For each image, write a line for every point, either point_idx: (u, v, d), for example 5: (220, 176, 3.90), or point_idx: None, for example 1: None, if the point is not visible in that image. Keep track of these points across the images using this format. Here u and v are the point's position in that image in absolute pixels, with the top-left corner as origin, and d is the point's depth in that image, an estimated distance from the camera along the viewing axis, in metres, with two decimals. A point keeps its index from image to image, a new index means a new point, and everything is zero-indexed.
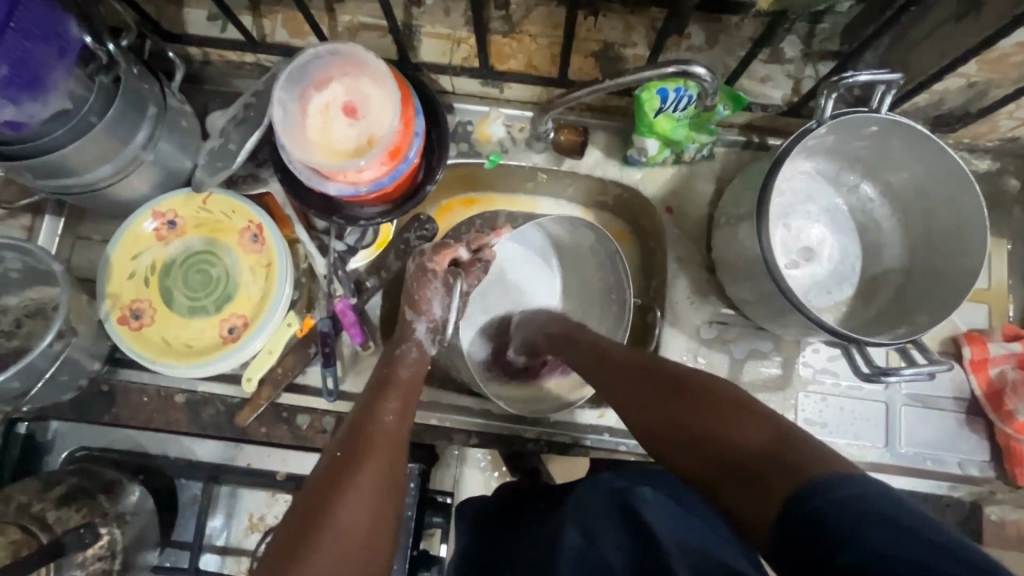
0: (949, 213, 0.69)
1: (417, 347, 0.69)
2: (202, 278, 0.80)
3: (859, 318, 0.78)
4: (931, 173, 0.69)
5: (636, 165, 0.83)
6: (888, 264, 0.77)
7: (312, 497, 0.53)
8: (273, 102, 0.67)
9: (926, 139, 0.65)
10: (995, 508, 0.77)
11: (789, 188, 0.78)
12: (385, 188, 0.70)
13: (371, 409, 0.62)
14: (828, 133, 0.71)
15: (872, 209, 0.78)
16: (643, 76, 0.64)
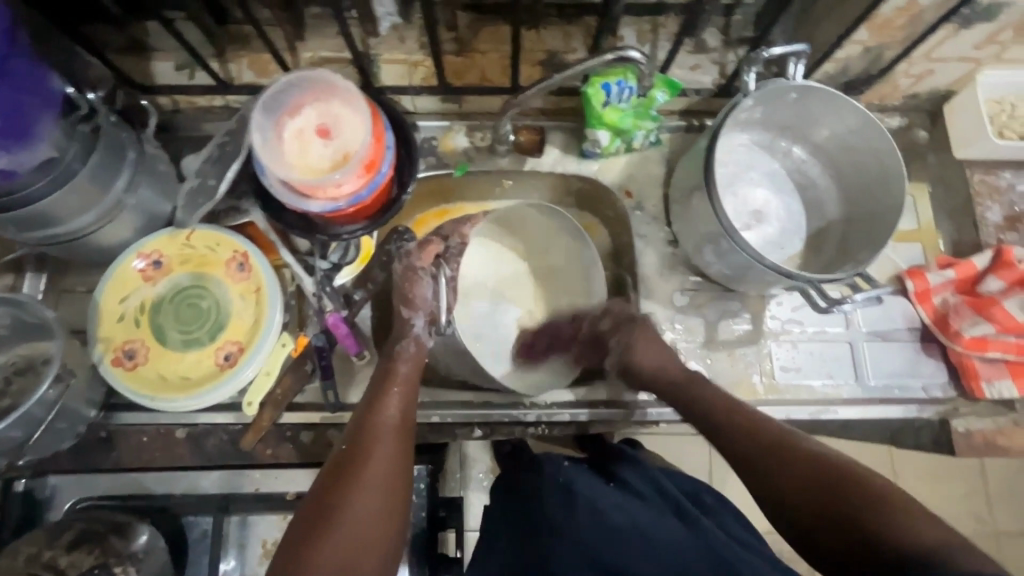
0: (869, 159, 0.78)
1: (417, 344, 0.71)
2: (192, 312, 0.80)
3: (812, 266, 0.85)
4: (848, 128, 0.78)
5: (593, 157, 0.91)
6: (830, 217, 0.86)
7: (325, 481, 0.57)
8: (252, 131, 0.72)
9: (838, 98, 0.74)
10: (962, 421, 0.84)
11: (731, 161, 0.87)
12: (363, 201, 0.75)
13: (375, 403, 0.64)
14: (755, 105, 0.80)
15: (806, 168, 0.87)
16: (584, 67, 0.73)
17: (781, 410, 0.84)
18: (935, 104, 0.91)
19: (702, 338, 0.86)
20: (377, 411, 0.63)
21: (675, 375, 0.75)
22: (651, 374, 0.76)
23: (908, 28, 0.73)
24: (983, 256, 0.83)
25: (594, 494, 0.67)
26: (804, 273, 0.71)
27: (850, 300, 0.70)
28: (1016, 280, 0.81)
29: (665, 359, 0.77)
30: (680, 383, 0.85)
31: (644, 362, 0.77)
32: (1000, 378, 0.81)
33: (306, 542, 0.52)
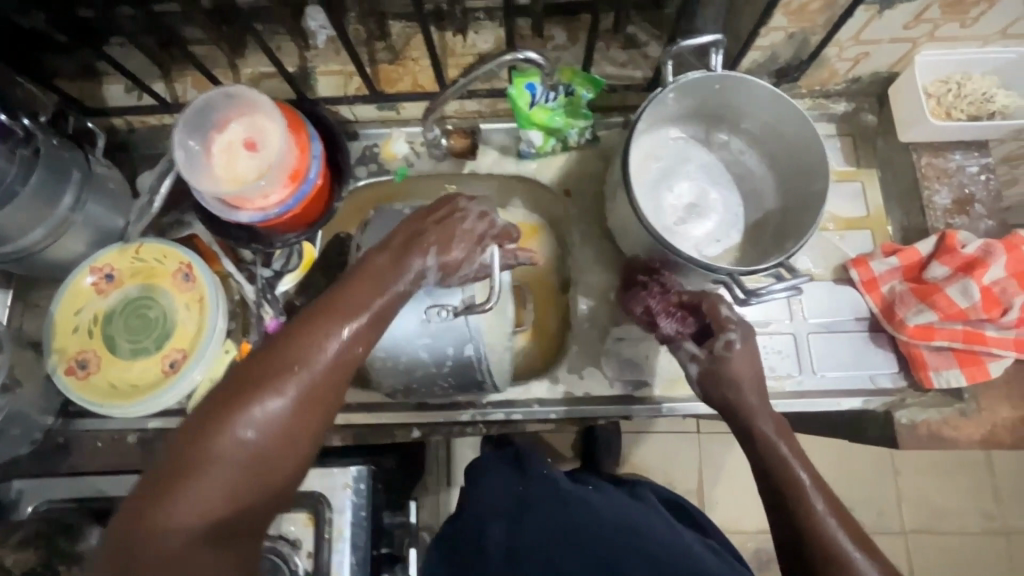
0: (796, 148, 0.77)
1: (401, 288, 0.63)
2: (141, 322, 0.84)
3: (750, 258, 0.84)
4: (774, 117, 0.77)
5: (530, 157, 0.92)
6: (768, 207, 0.84)
7: (239, 395, 0.54)
8: (177, 147, 0.75)
9: (757, 86, 0.73)
10: (905, 412, 0.81)
11: (665, 155, 0.86)
12: (292, 209, 0.78)
13: (326, 329, 0.58)
14: (679, 98, 0.79)
15: (744, 159, 0.86)
16: (481, 70, 0.73)
17: None
18: (881, 87, 0.88)
19: (640, 333, 0.87)
20: (312, 338, 0.57)
21: (761, 429, 0.68)
22: (737, 409, 0.69)
23: (826, 12, 0.72)
24: (928, 241, 0.80)
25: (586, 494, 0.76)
26: (723, 267, 0.71)
27: (762, 292, 0.68)
28: (961, 265, 0.77)
29: (761, 393, 0.69)
30: (616, 380, 0.86)
31: (746, 396, 0.68)
32: (949, 368, 0.77)
33: (198, 450, 0.51)
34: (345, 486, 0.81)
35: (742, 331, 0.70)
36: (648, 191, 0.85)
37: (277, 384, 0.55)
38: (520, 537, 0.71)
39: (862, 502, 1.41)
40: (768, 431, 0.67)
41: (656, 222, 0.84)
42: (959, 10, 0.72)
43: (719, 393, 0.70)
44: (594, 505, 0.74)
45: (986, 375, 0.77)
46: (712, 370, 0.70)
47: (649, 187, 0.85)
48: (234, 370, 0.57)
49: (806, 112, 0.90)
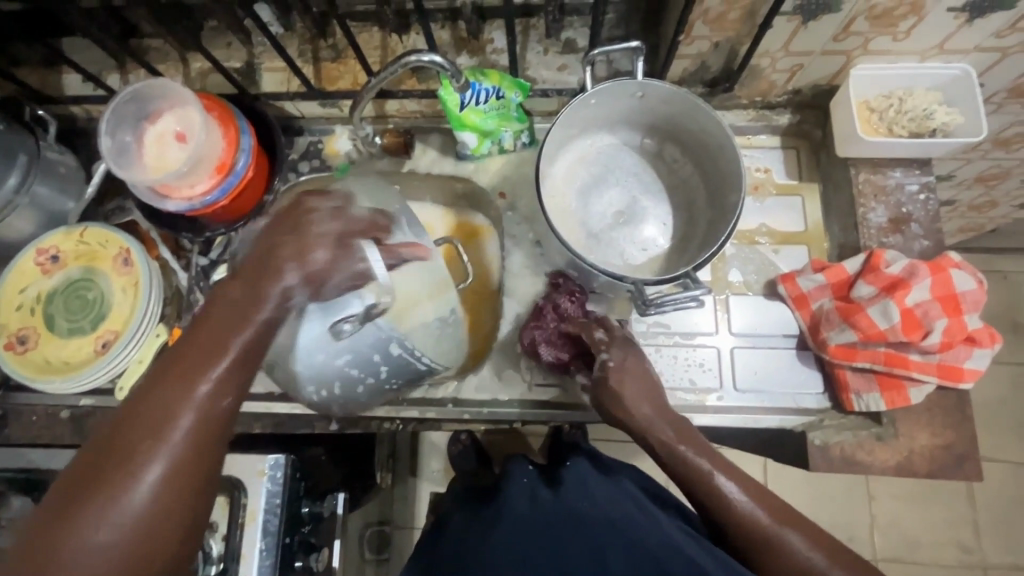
0: (721, 158, 0.77)
1: (269, 314, 0.55)
2: (80, 302, 0.88)
3: (675, 267, 0.83)
4: (700, 125, 0.76)
5: (468, 159, 0.93)
6: (699, 218, 0.83)
7: (103, 471, 0.50)
8: (109, 137, 0.78)
9: (678, 94, 0.73)
10: (819, 433, 0.78)
11: (597, 163, 0.87)
12: (219, 200, 0.81)
13: (187, 384, 0.52)
14: (605, 105, 0.79)
15: (678, 167, 0.86)
16: (384, 74, 0.75)
17: None
18: (825, 100, 0.86)
19: None
20: (164, 407, 0.52)
21: (660, 439, 0.68)
22: (633, 427, 0.69)
23: (746, 22, 0.71)
24: (856, 260, 0.78)
25: (549, 495, 0.72)
26: (632, 276, 0.71)
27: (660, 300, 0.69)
28: (886, 285, 0.75)
29: (652, 403, 0.70)
30: (535, 385, 0.86)
31: (637, 409, 0.69)
32: (869, 390, 0.75)
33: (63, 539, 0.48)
34: (260, 473, 0.81)
35: (616, 355, 0.72)
36: (575, 197, 0.85)
37: (144, 464, 0.50)
38: (486, 541, 0.67)
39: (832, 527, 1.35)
40: (672, 433, 0.68)
41: (582, 227, 0.84)
42: (887, 23, 0.70)
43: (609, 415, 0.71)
44: (547, 499, 0.72)
45: (906, 401, 0.74)
46: (598, 396, 0.72)
47: (578, 194, 0.85)
48: (87, 453, 0.51)
49: (748, 122, 0.88)
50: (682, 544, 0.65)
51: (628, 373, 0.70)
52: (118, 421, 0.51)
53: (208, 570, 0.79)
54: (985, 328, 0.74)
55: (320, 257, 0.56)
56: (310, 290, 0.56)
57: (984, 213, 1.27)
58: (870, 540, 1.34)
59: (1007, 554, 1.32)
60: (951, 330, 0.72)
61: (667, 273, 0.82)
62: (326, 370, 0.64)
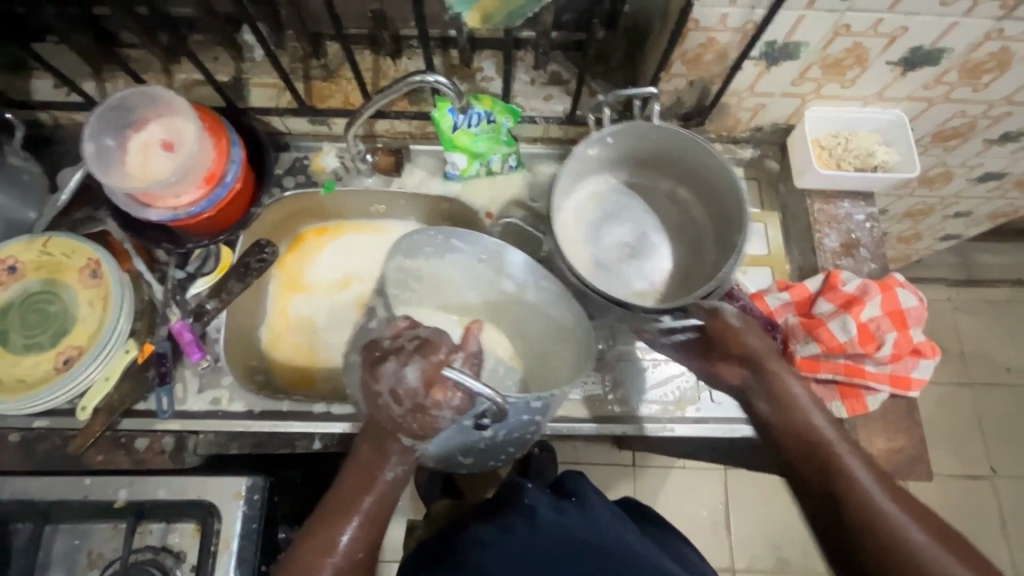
0: (728, 199, 0.82)
1: (395, 476, 0.64)
2: (39, 316, 0.82)
3: (677, 299, 0.87)
4: (707, 165, 0.82)
5: (455, 179, 0.95)
6: (705, 259, 0.88)
7: None
8: (92, 145, 0.76)
9: (685, 138, 0.80)
10: None
11: (609, 198, 0.92)
12: (205, 211, 0.79)
13: (333, 521, 0.62)
14: (616, 144, 0.85)
15: (689, 209, 0.91)
16: (392, 90, 0.78)
17: (621, 424, 0.84)
18: (782, 138, 0.95)
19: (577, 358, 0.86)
20: (327, 547, 0.61)
21: (751, 350, 0.72)
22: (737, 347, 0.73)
23: (721, 63, 0.79)
24: (815, 279, 0.86)
25: (558, 514, 0.72)
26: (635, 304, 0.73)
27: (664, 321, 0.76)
28: (843, 302, 0.82)
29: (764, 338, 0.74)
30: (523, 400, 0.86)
31: (790, 387, 0.69)
32: (831, 399, 0.82)
33: None
34: (236, 496, 0.77)
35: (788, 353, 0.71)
36: (590, 229, 0.90)
37: None
38: (490, 558, 0.67)
39: (788, 541, 1.43)
40: (756, 344, 0.73)
41: (592, 257, 0.88)
42: (837, 72, 0.80)
43: (749, 407, 0.72)
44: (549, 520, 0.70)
45: (864, 409, 0.81)
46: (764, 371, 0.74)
47: (592, 226, 0.90)
48: None
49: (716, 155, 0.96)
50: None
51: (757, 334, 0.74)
52: None
53: None
54: (927, 341, 0.83)
55: (419, 419, 0.62)
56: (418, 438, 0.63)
57: (910, 244, 1.43)
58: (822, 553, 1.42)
59: None
60: (899, 343, 0.81)
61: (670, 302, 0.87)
62: (496, 445, 0.71)
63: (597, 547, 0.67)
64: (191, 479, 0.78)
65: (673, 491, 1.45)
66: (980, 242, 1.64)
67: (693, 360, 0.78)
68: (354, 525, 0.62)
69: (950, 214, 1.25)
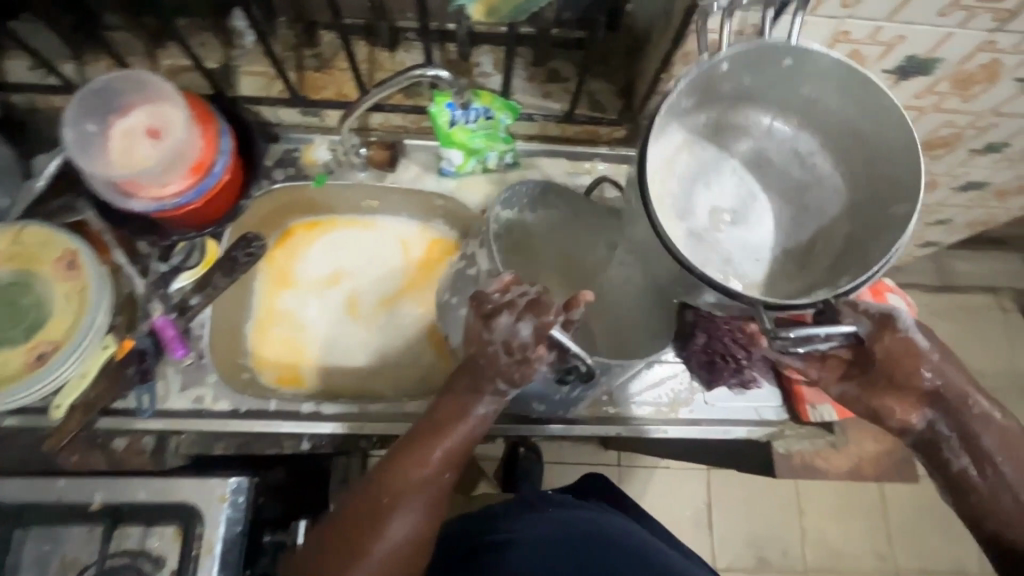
0: (881, 165, 0.67)
1: (484, 415, 0.65)
2: (10, 309, 0.78)
3: (780, 292, 0.71)
4: (865, 118, 0.65)
5: (450, 176, 0.94)
6: (840, 234, 0.71)
7: (357, 521, 0.63)
8: (73, 131, 0.73)
9: (840, 63, 0.61)
10: (782, 442, 0.85)
11: (697, 147, 0.73)
12: (192, 202, 0.76)
13: (416, 458, 0.64)
14: (744, 61, 0.64)
15: (816, 169, 0.73)
16: (391, 82, 0.76)
17: (615, 425, 0.84)
18: None
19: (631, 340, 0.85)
20: (412, 472, 0.63)
21: (962, 398, 0.61)
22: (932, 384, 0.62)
23: None
24: None
25: (586, 513, 0.75)
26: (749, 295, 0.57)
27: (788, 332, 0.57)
28: None
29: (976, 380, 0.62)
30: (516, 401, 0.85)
31: (984, 434, 0.62)
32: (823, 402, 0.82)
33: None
34: (221, 499, 0.74)
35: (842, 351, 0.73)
36: (680, 185, 0.71)
37: (393, 516, 0.63)
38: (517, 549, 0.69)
39: (770, 541, 1.45)
40: (961, 389, 0.62)
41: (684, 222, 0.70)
42: None
43: (937, 453, 0.64)
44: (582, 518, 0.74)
45: None
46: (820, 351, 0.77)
47: (682, 180, 0.72)
48: (345, 519, 0.64)
49: None
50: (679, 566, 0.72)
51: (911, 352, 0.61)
52: (352, 507, 0.64)
53: None
54: None
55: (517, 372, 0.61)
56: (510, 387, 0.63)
57: None
58: (802, 554, 1.44)
59: (919, 560, 1.45)
60: None
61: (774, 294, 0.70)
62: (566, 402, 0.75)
63: (617, 540, 0.71)
64: (173, 481, 0.75)
65: (658, 492, 1.45)
66: (956, 250, 1.69)
67: (832, 383, 0.66)
68: (447, 450, 0.64)
69: (932, 221, 1.28)
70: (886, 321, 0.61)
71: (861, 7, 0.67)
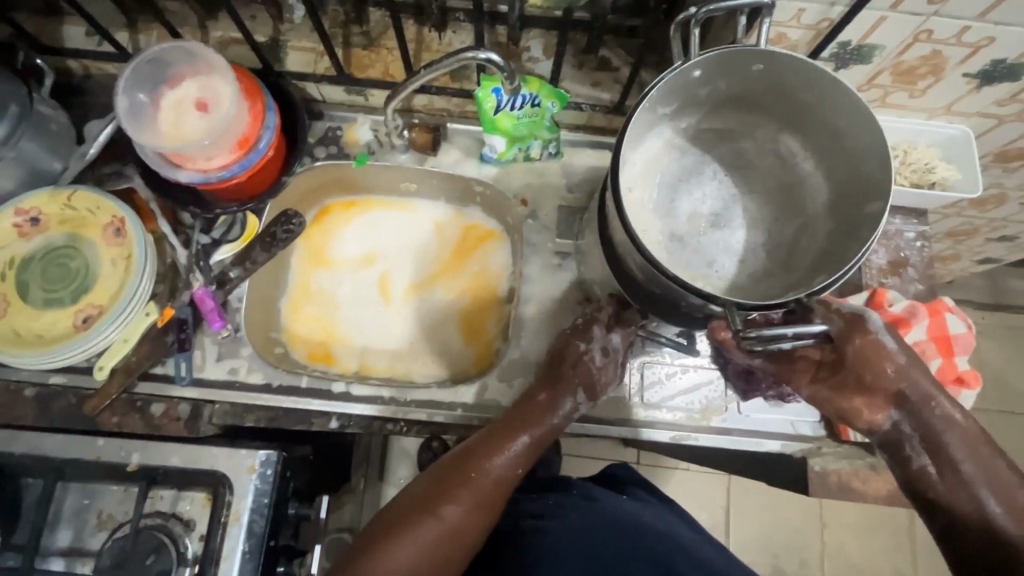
0: (862, 160, 0.71)
1: (562, 419, 0.74)
2: (60, 271, 0.80)
3: (761, 281, 0.81)
4: (848, 119, 0.69)
5: (491, 163, 0.92)
6: (817, 230, 0.80)
7: (433, 486, 0.70)
8: (126, 98, 0.74)
9: (814, 71, 0.66)
10: (819, 460, 0.82)
11: (686, 155, 0.84)
12: (236, 175, 0.76)
13: (493, 441, 0.72)
14: (714, 77, 0.72)
15: (800, 171, 0.82)
16: (443, 64, 0.75)
17: (644, 428, 0.82)
18: None
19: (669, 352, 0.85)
20: (489, 455, 0.71)
21: (913, 388, 0.63)
22: (891, 380, 0.63)
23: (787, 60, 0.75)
24: (860, 296, 0.82)
25: (617, 496, 0.77)
26: (721, 297, 0.62)
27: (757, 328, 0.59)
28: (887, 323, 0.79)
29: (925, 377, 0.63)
30: None
31: (947, 428, 0.62)
32: None
33: (393, 528, 0.67)
34: (250, 469, 0.76)
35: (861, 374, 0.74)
36: (662, 189, 0.83)
37: (464, 489, 0.69)
38: (551, 534, 0.70)
39: (788, 551, 1.41)
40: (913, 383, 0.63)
41: (666, 228, 0.81)
42: (908, 80, 0.76)
43: (898, 453, 0.64)
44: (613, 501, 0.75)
45: None
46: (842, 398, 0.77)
47: (665, 186, 0.83)
48: (424, 482, 0.71)
49: None
50: (713, 559, 0.72)
51: (869, 346, 0.63)
52: (433, 473, 0.71)
53: (183, 572, 0.74)
54: (971, 370, 0.80)
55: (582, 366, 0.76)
56: (591, 396, 0.76)
57: (948, 264, 1.38)
58: (821, 568, 1.41)
59: None
60: (942, 370, 0.78)
61: (756, 283, 0.80)
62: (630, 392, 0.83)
63: (650, 525, 0.72)
64: (207, 450, 0.76)
65: (677, 493, 1.43)
66: (1015, 267, 1.59)
67: (803, 384, 0.68)
68: (521, 443, 0.72)
69: (995, 238, 1.20)
70: (857, 320, 0.63)
71: (951, 4, 0.62)
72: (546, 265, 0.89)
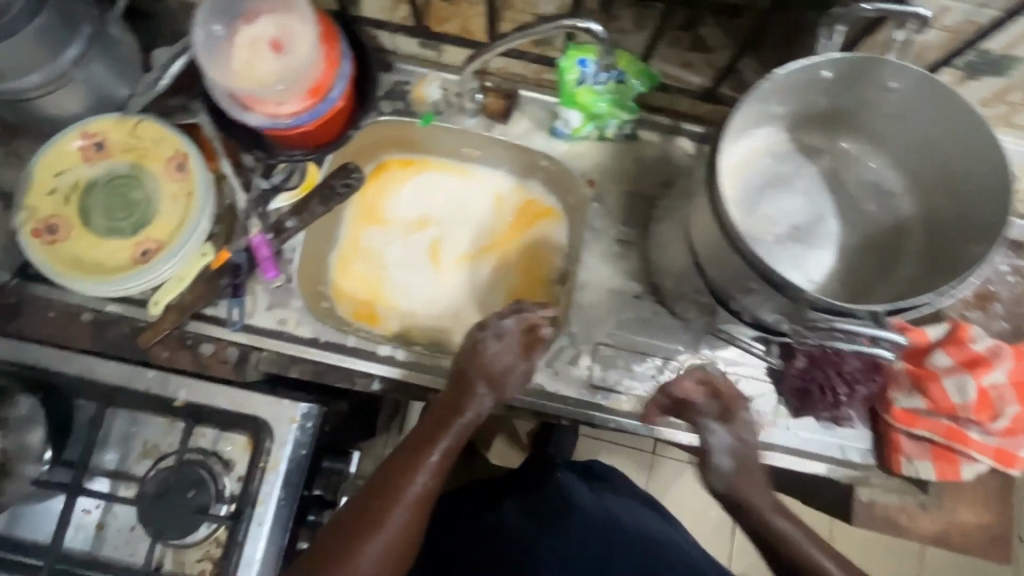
0: (971, 190, 0.64)
1: (470, 418, 0.73)
2: (121, 201, 0.80)
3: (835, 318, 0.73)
4: (951, 142, 0.64)
5: (562, 138, 0.88)
6: (896, 276, 0.73)
7: (361, 513, 0.68)
8: (202, 30, 0.71)
9: (943, 90, 0.59)
10: (866, 490, 0.79)
11: (781, 163, 0.76)
12: (305, 125, 0.74)
13: (417, 453, 0.71)
14: (836, 87, 0.66)
15: (891, 210, 0.75)
16: (541, 29, 0.70)
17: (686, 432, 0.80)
18: None
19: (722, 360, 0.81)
20: (410, 472, 0.70)
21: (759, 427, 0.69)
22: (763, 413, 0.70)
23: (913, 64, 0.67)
24: (939, 328, 0.77)
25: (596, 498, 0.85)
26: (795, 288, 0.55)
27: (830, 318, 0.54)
28: (964, 360, 0.74)
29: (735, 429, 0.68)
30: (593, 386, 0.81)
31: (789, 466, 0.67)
32: (922, 458, 0.76)
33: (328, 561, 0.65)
34: (292, 420, 0.76)
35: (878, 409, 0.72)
36: (748, 189, 0.74)
37: (394, 508, 0.68)
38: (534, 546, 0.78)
39: None
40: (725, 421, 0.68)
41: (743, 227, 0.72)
42: None
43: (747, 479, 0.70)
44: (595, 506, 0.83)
45: (955, 475, 0.76)
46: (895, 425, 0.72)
47: (751, 187, 0.75)
48: (348, 509, 0.68)
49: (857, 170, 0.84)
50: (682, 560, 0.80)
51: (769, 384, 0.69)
52: (361, 493, 0.69)
53: (220, 508, 0.75)
54: None
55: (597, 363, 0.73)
56: (494, 390, 0.74)
57: None
58: None
59: None
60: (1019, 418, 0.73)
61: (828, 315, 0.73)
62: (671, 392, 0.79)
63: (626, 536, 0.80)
64: (252, 395, 0.77)
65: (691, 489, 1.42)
66: None
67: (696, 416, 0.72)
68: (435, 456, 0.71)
69: None
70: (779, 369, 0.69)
71: None
72: (605, 253, 0.86)
